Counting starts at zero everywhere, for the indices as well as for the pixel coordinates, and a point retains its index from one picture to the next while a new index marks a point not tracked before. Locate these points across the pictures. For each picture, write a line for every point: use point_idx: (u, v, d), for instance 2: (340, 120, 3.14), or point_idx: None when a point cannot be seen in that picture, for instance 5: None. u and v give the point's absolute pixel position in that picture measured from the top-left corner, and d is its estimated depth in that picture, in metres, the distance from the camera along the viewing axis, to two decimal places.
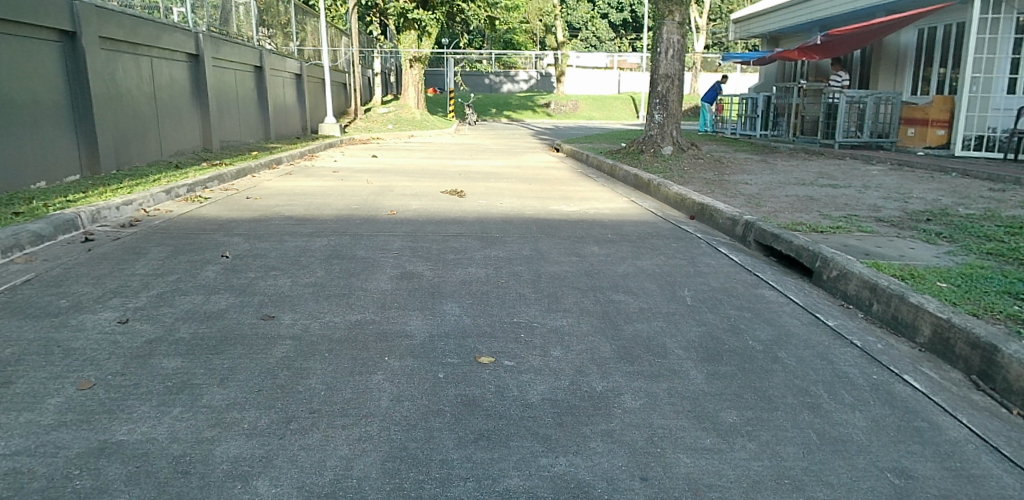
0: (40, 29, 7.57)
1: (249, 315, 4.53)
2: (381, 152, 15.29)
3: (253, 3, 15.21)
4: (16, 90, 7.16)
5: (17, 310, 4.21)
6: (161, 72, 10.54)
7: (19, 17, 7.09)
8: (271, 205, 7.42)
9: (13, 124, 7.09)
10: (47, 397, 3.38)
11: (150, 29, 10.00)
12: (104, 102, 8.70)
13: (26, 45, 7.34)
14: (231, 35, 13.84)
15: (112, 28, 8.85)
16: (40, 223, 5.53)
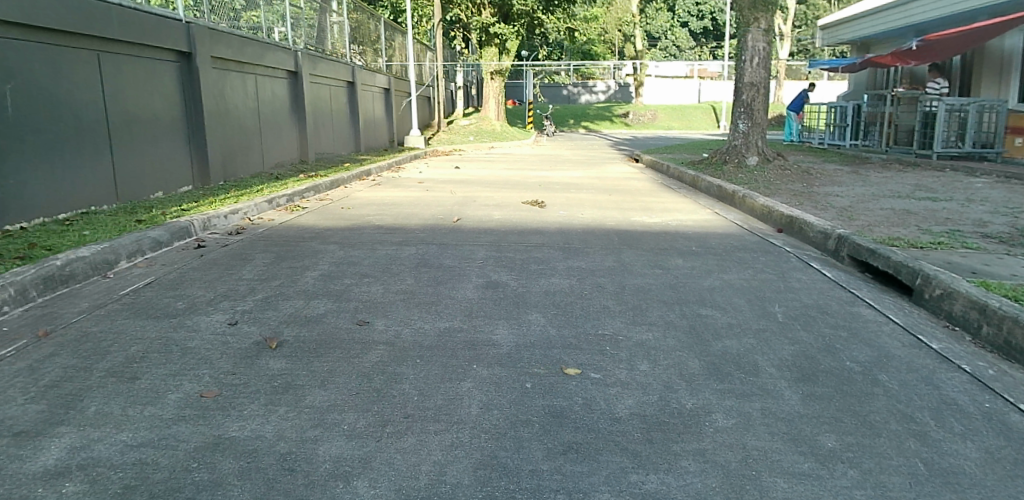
0: (162, 51, 8.19)
1: (344, 320, 4.70)
2: (461, 164, 15.61)
3: (346, 21, 15.93)
4: (140, 107, 7.75)
5: (141, 310, 4.56)
6: (264, 89, 11.17)
7: (143, 40, 7.69)
8: (361, 215, 7.70)
9: (137, 138, 7.68)
10: (168, 392, 3.63)
11: (256, 49, 10.63)
12: (215, 117, 9.32)
13: (150, 67, 7.96)
14: (326, 52, 14.54)
15: (222, 49, 9.47)
16: (157, 230, 5.97)
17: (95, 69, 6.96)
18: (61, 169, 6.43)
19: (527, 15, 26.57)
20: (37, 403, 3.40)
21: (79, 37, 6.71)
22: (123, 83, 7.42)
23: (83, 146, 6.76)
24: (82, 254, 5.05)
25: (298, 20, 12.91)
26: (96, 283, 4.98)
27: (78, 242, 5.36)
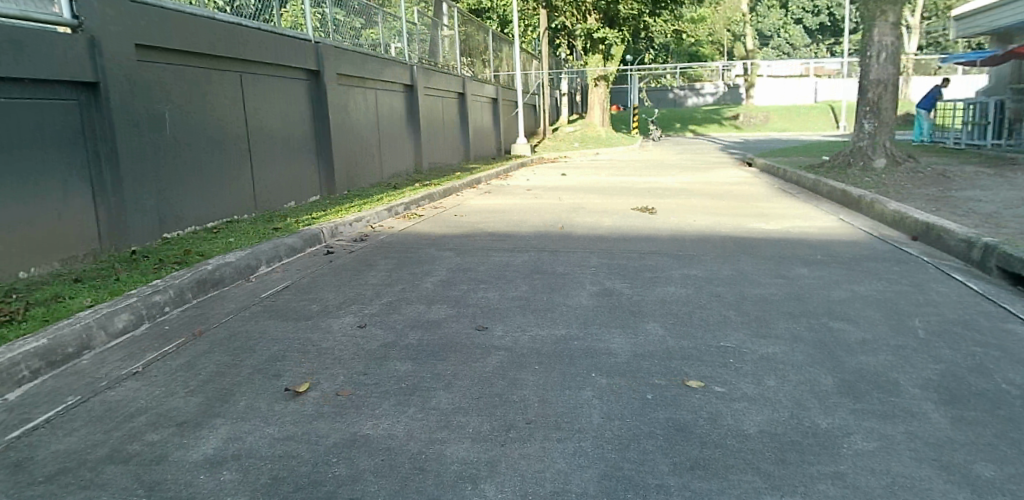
0: (295, 70, 8.74)
1: (464, 325, 4.81)
2: (566, 171, 15.63)
3: (457, 34, 16.41)
4: (276, 122, 8.30)
5: (280, 312, 4.89)
6: (383, 102, 11.68)
7: (280, 60, 8.24)
8: (474, 222, 7.88)
9: (273, 152, 8.23)
10: (308, 389, 3.87)
11: (376, 65, 11.14)
12: (339, 131, 9.84)
13: (285, 85, 8.52)
14: (438, 65, 15.04)
15: (347, 66, 9.99)
16: (291, 236, 6.39)
17: (239, 89, 7.54)
18: (211, 181, 7.02)
19: (633, 19, 26.17)
20: (197, 396, 3.73)
21: (227, 60, 7.29)
22: (262, 100, 7.98)
23: (229, 160, 7.33)
24: (229, 260, 5.49)
25: (412, 35, 13.42)
26: (241, 286, 5.39)
27: (225, 249, 5.83)
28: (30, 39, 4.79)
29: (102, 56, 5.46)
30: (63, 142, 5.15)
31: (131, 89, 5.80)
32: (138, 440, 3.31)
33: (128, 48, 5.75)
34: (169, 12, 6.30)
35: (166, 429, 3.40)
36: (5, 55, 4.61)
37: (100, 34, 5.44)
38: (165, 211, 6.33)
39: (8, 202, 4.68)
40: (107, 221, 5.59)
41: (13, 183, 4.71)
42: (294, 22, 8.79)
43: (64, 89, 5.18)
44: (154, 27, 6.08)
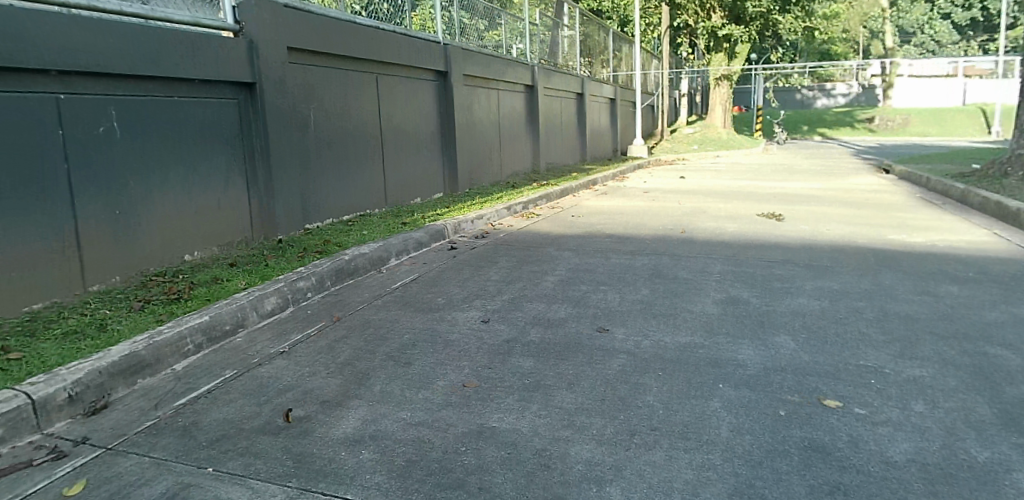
0: (426, 71, 9.06)
1: (585, 326, 4.79)
2: (685, 173, 15.19)
3: (577, 34, 16.41)
4: (407, 121, 8.62)
5: (410, 302, 5.10)
6: (505, 102, 11.85)
7: (413, 61, 8.55)
8: (592, 223, 7.82)
9: (403, 150, 8.57)
10: (436, 379, 4.03)
11: (500, 65, 11.32)
12: (464, 130, 10.08)
13: (416, 85, 8.83)
14: (558, 66, 15.08)
15: (473, 66, 10.22)
16: (419, 231, 6.65)
17: (376, 89, 7.91)
18: (348, 176, 7.41)
19: (762, 17, 24.84)
20: (337, 377, 4.00)
21: (365, 62, 7.67)
22: (395, 100, 8.33)
23: (364, 156, 7.72)
24: (364, 251, 5.80)
25: (533, 36, 13.54)
26: (374, 276, 5.69)
27: (360, 240, 6.16)
28: (201, 43, 5.31)
29: (259, 58, 5.92)
30: (223, 138, 5.67)
31: (283, 89, 6.25)
32: (286, 415, 3.60)
33: (281, 50, 6.20)
34: (318, 17, 6.72)
35: (311, 407, 3.68)
36: (180, 58, 5.14)
37: (259, 38, 5.91)
38: (308, 203, 6.77)
39: (178, 193, 5.25)
40: (258, 212, 6.09)
41: (182, 175, 5.27)
42: (424, 25, 9.10)
43: (227, 89, 5.70)
44: (305, 31, 6.51)
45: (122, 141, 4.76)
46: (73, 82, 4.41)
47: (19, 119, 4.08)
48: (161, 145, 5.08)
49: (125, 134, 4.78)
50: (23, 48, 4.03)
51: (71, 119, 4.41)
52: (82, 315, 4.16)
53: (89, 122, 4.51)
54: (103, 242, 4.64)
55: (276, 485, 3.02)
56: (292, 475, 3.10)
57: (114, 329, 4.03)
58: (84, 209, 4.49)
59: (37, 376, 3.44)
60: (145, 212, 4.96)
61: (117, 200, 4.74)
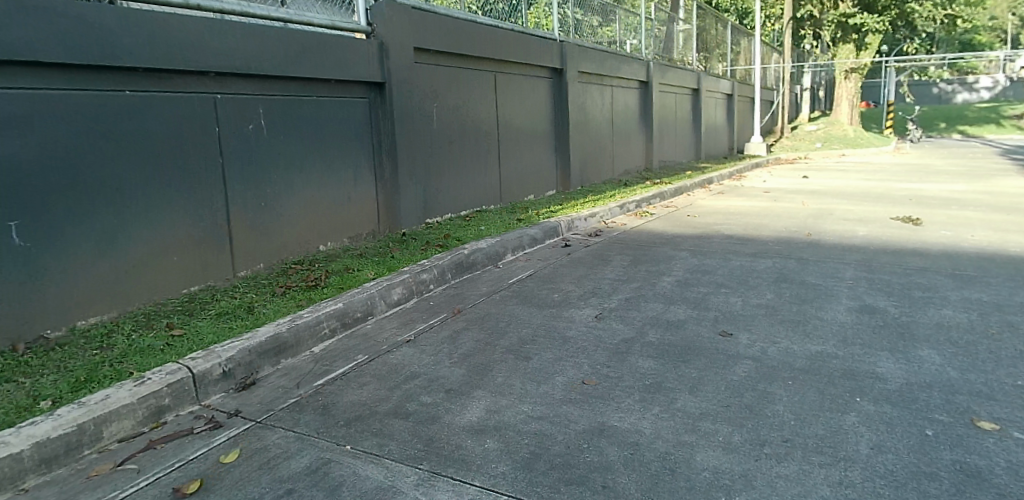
0: (542, 69, 9.11)
1: (706, 329, 4.66)
2: (807, 173, 14.37)
3: (694, 28, 15.92)
4: (522, 118, 8.71)
5: (527, 298, 5.16)
6: (619, 99, 11.70)
7: (529, 58, 8.62)
8: (710, 224, 7.58)
9: (518, 147, 8.67)
10: (555, 375, 4.06)
11: (614, 61, 11.19)
12: (577, 128, 10.05)
13: (532, 82, 8.91)
14: (673, 61, 14.72)
15: (587, 63, 10.16)
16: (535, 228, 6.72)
17: (494, 87, 8.05)
18: (466, 173, 7.60)
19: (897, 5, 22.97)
20: (459, 368, 4.13)
21: (485, 60, 7.83)
22: (512, 97, 8.45)
23: (482, 153, 7.89)
24: (482, 246, 5.93)
25: (648, 31, 13.29)
26: (491, 271, 5.81)
27: (478, 236, 6.30)
28: (337, 45, 5.62)
29: (387, 59, 6.17)
30: (355, 135, 5.97)
31: (410, 88, 6.50)
32: (414, 400, 3.76)
33: (409, 50, 6.45)
34: (443, 17, 6.92)
35: (437, 395, 3.83)
36: (319, 59, 5.47)
37: (388, 39, 6.16)
38: (430, 198, 7.00)
39: (314, 187, 5.58)
40: (384, 206, 6.37)
41: (318, 170, 5.61)
42: (539, 22, 9.16)
43: (358, 88, 6.00)
44: (431, 32, 6.72)
45: (268, 138, 5.13)
46: (228, 83, 4.81)
47: (184, 118, 4.52)
48: (301, 142, 5.42)
49: (270, 131, 5.15)
50: (184, 52, 4.43)
51: (226, 118, 4.80)
52: (232, 298, 4.54)
53: (241, 120, 4.90)
54: (249, 231, 5.04)
55: (408, 467, 3.15)
56: (423, 458, 3.23)
57: (260, 311, 4.36)
58: (233, 201, 4.89)
59: (197, 352, 3.79)
60: (286, 204, 5.33)
61: (263, 193, 5.13)
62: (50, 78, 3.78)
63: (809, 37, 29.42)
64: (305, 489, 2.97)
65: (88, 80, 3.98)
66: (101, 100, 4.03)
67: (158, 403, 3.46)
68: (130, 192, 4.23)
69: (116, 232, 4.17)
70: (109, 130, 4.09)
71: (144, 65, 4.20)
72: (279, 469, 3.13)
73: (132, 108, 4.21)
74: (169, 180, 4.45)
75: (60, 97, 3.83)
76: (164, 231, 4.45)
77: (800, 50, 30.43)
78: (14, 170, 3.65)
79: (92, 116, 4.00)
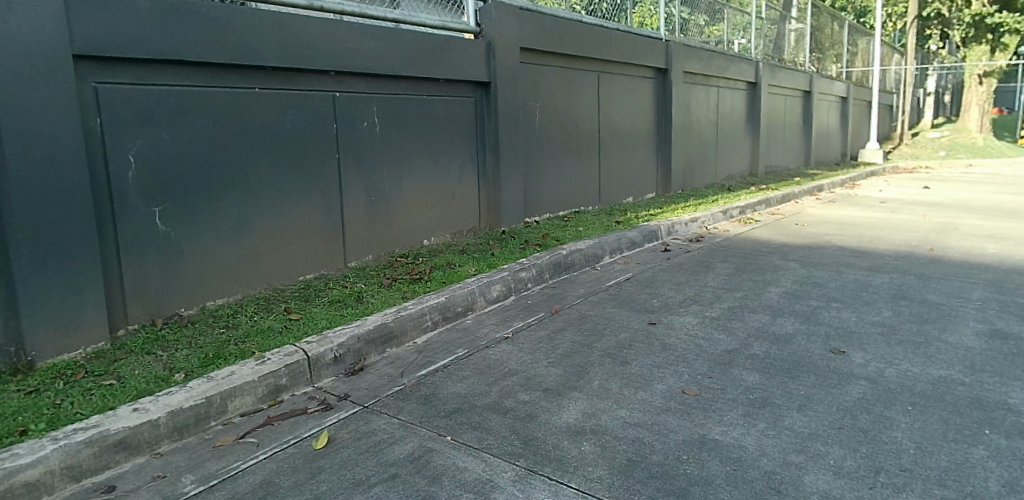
0: (646, 68, 8.97)
1: (816, 345, 4.45)
2: (929, 183, 13.34)
3: (808, 27, 15.20)
4: (624, 119, 8.61)
5: (626, 301, 5.12)
6: (725, 101, 11.34)
7: (634, 58, 8.50)
8: (819, 234, 7.21)
9: (619, 148, 8.58)
10: (655, 382, 4.01)
11: (722, 61, 10.84)
12: (680, 129, 9.81)
13: (636, 82, 8.78)
14: (784, 62, 14.09)
15: (693, 63, 9.89)
16: (634, 231, 6.65)
17: (597, 87, 8.00)
18: (566, 173, 7.60)
19: None
20: (557, 368, 4.15)
21: (590, 60, 7.80)
22: (615, 97, 8.36)
23: (583, 153, 7.86)
24: (581, 247, 5.93)
25: (758, 30, 12.79)
26: (589, 272, 5.81)
27: (577, 236, 6.31)
28: (447, 45, 5.76)
29: (494, 58, 6.26)
30: (460, 133, 6.11)
31: (515, 87, 6.57)
32: (513, 397, 3.82)
33: (515, 50, 6.52)
34: (550, 17, 6.95)
35: (535, 393, 3.86)
36: (429, 58, 5.62)
37: (496, 39, 6.25)
38: (530, 197, 7.05)
39: (421, 182, 5.76)
40: (485, 203, 6.49)
41: (426, 166, 5.78)
42: (645, 21, 9.01)
43: (465, 87, 6.13)
44: (538, 31, 6.78)
45: (381, 134, 5.34)
46: (345, 82, 5.04)
47: (305, 114, 4.77)
48: (410, 139, 5.60)
49: (382, 128, 5.35)
50: (306, 52, 4.67)
51: (343, 115, 5.04)
52: (343, 286, 4.77)
53: (356, 117, 5.13)
54: (360, 223, 5.26)
55: (507, 462, 3.20)
56: (521, 455, 3.27)
57: (369, 301, 4.55)
58: (347, 194, 5.13)
59: (311, 336, 4.01)
60: (395, 198, 5.53)
61: (374, 187, 5.34)
62: (187, 76, 4.09)
63: (935, 37, 27.35)
64: (408, 475, 3.08)
65: (224, 79, 4.28)
66: (233, 96, 4.33)
67: (276, 382, 3.69)
68: (256, 183, 4.51)
69: (245, 220, 4.47)
70: (241, 125, 4.39)
71: (273, 64, 4.48)
72: (384, 453, 3.26)
73: (261, 105, 4.50)
74: (291, 172, 4.72)
75: (197, 94, 4.13)
76: (285, 221, 4.72)
77: (924, 49, 28.35)
78: (159, 161, 3.98)
79: (226, 110, 4.30)
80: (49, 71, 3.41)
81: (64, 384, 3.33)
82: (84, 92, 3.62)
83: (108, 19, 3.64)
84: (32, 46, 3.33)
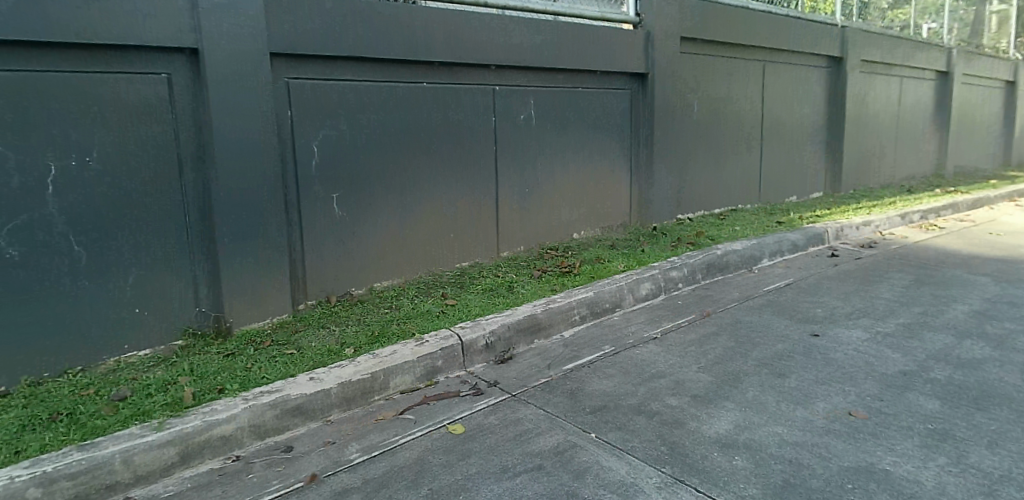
0: (817, 57, 8.30)
1: (1013, 375, 3.89)
2: None
3: (1015, 7, 13.27)
4: (789, 111, 8.03)
5: (787, 310, 4.82)
6: (907, 92, 10.22)
7: (804, 46, 7.89)
8: (1018, 246, 6.31)
9: (782, 142, 8.03)
10: (817, 399, 3.71)
11: (906, 48, 9.77)
12: (855, 123, 8.98)
13: (804, 73, 8.15)
14: (982, 47, 12.42)
15: (872, 50, 9.00)
16: (797, 233, 6.24)
17: (761, 78, 7.53)
18: (723, 168, 7.24)
19: None
20: (709, 374, 3.99)
21: (755, 49, 7.35)
22: (780, 88, 7.82)
23: (742, 149, 7.45)
24: (737, 248, 5.68)
25: (953, 12, 11.36)
26: (745, 275, 5.54)
27: (733, 236, 6.04)
28: (604, 36, 5.67)
29: (652, 50, 6.08)
30: (614, 125, 6.02)
31: (673, 79, 6.35)
32: (659, 401, 3.72)
33: (675, 40, 6.29)
34: (714, 4, 6.62)
35: (683, 398, 3.74)
36: (585, 50, 5.56)
37: (655, 28, 6.06)
38: (683, 192, 6.81)
39: (573, 175, 5.76)
40: (637, 197, 6.36)
41: (578, 159, 5.77)
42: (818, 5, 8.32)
43: (620, 79, 6.01)
44: (700, 20, 6.50)
45: (536, 126, 5.40)
46: (505, 75, 5.13)
47: (466, 107, 4.92)
48: (564, 131, 5.61)
49: (538, 120, 5.40)
50: (470, 46, 4.79)
51: (502, 108, 5.14)
52: (495, 275, 4.91)
53: (514, 110, 5.22)
54: (514, 214, 5.36)
55: (652, 468, 3.12)
56: (666, 461, 3.17)
57: (519, 291, 4.66)
58: (503, 185, 5.24)
59: (466, 322, 4.18)
60: (548, 190, 5.58)
61: (527, 178, 5.41)
62: (363, 71, 4.35)
63: None
64: (552, 467, 3.10)
65: (396, 73, 4.51)
66: (403, 90, 4.56)
67: (433, 364, 3.88)
68: (422, 173, 4.73)
69: (410, 206, 4.71)
70: (409, 117, 4.61)
71: (440, 59, 4.64)
72: (530, 443, 3.31)
73: (427, 97, 4.69)
74: (452, 163, 4.90)
75: (373, 88, 4.40)
76: (446, 210, 4.92)
77: None
78: (338, 151, 4.29)
79: (397, 103, 4.53)
80: (247, 68, 3.76)
81: (254, 350, 3.72)
82: (278, 86, 3.98)
83: (298, 19, 3.94)
84: (235, 46, 3.70)
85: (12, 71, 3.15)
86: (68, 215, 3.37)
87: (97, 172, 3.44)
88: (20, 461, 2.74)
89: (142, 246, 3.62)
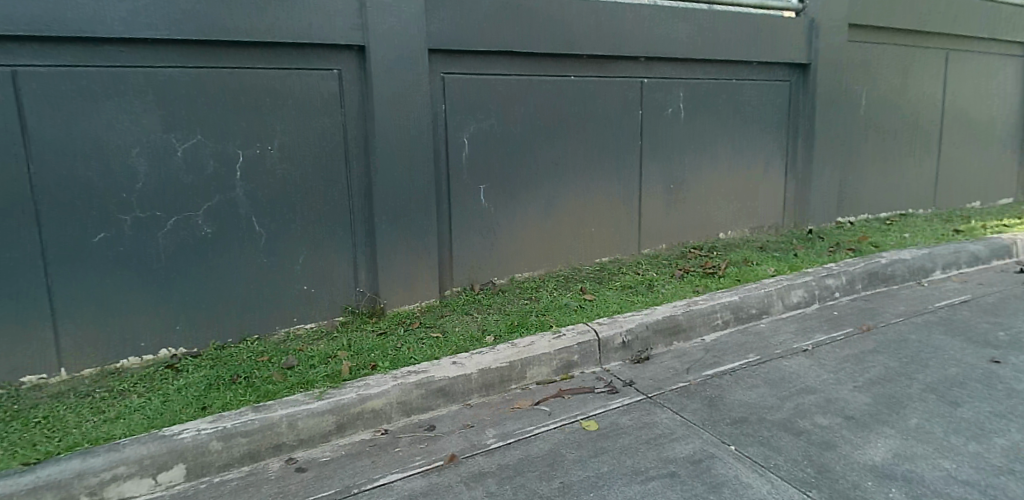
0: (1014, 44, 7.29)
1: None
2: None
3: None
4: (976, 105, 7.14)
5: (963, 331, 4.33)
6: None
7: (997, 31, 6.96)
8: None
9: (965, 139, 7.17)
10: (995, 434, 3.27)
11: None
12: None
13: (997, 62, 7.19)
14: None
15: None
16: (977, 243, 5.57)
17: (943, 68, 6.74)
18: (891, 168, 6.61)
19: None
20: (865, 395, 3.68)
21: (937, 36, 6.59)
22: (966, 80, 6.97)
23: (915, 147, 6.75)
24: (905, 258, 5.18)
25: None
26: (912, 289, 5.05)
27: (900, 244, 5.52)
28: (762, 24, 5.33)
29: (815, 38, 5.63)
30: (769, 118, 5.66)
31: (838, 69, 5.85)
32: (807, 418, 3.48)
33: (843, 27, 5.78)
34: None
35: (835, 419, 3.47)
36: (741, 39, 5.25)
37: (820, 15, 5.61)
38: (844, 193, 6.29)
39: (722, 171, 5.51)
40: (791, 197, 5.98)
41: (729, 155, 5.50)
42: None
43: (778, 69, 5.63)
44: (872, 5, 5.92)
45: (685, 119, 5.20)
46: (654, 67, 4.98)
47: (614, 100, 4.84)
48: (714, 125, 5.36)
49: (687, 114, 5.20)
50: (620, 37, 4.68)
51: (650, 101, 5.01)
52: (636, 272, 4.84)
53: (662, 103, 5.06)
54: (658, 210, 5.24)
55: (796, 489, 2.91)
56: (812, 484, 2.95)
57: (660, 290, 4.56)
58: (648, 181, 5.13)
59: (604, 318, 4.16)
60: (694, 187, 5.39)
61: (674, 174, 5.25)
62: (514, 64, 4.39)
63: None
64: (687, 477, 3.01)
65: (546, 66, 4.52)
66: (553, 83, 4.56)
67: (569, 358, 3.89)
68: (567, 167, 4.74)
69: (554, 200, 4.74)
70: (557, 111, 4.62)
71: (589, 51, 4.59)
72: (665, 448, 3.23)
73: (576, 90, 4.67)
74: (598, 157, 4.86)
75: (523, 82, 4.44)
76: (589, 204, 4.90)
77: None
78: (487, 143, 4.39)
79: (545, 96, 4.55)
80: (407, 62, 3.92)
81: (404, 331, 3.94)
82: (435, 80, 4.13)
83: (455, 14, 4.05)
84: (397, 42, 3.87)
85: (211, 68, 3.52)
86: (251, 197, 3.73)
87: (276, 159, 3.77)
88: (206, 415, 3.10)
89: (309, 229, 3.93)
